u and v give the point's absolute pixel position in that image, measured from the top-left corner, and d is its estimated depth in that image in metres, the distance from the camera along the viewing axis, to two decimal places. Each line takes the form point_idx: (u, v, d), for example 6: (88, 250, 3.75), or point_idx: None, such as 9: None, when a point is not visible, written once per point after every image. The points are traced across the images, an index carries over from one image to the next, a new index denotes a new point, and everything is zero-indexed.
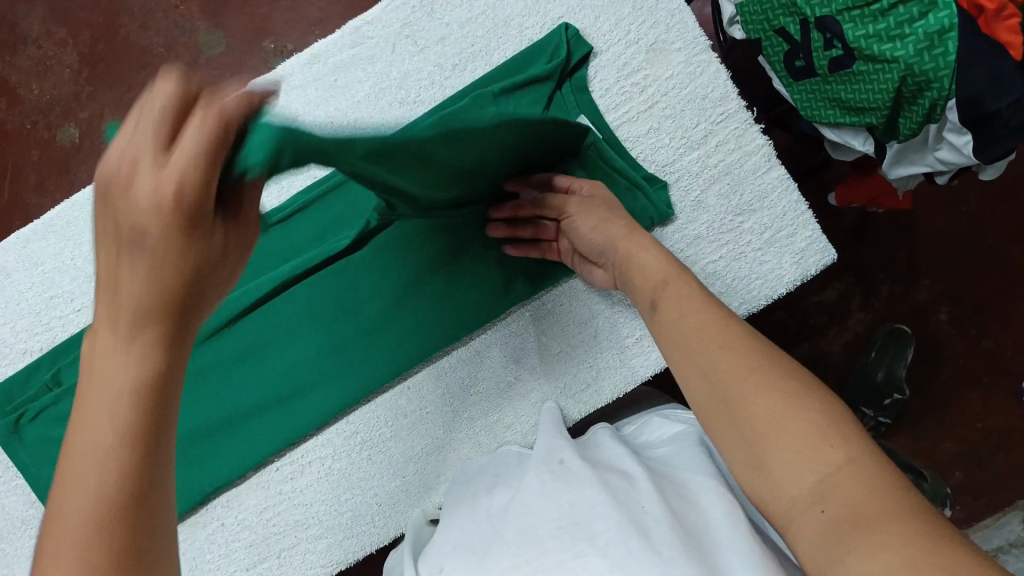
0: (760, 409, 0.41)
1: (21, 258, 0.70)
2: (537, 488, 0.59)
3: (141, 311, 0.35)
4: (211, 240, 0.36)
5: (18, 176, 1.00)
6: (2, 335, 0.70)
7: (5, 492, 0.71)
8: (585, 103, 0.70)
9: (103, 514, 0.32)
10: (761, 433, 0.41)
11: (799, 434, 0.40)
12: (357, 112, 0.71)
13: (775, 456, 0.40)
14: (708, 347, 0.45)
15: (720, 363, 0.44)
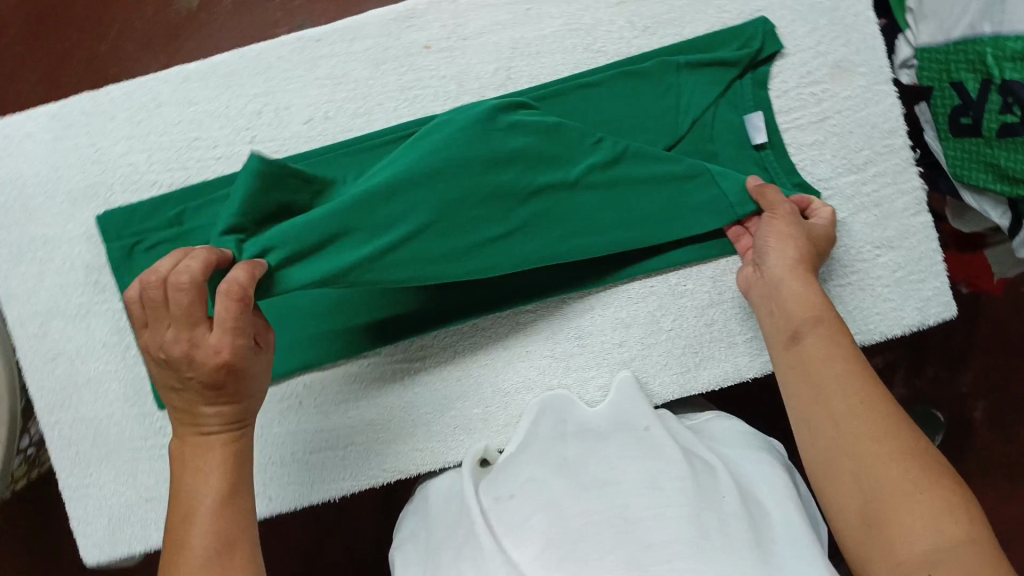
0: (856, 443, 0.52)
1: (178, 93, 0.70)
2: (617, 449, 0.59)
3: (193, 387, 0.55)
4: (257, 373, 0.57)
5: (124, 31, 0.98)
6: (136, 162, 0.70)
7: (95, 313, 0.70)
8: (762, 100, 0.70)
9: (236, 492, 0.54)
10: (864, 471, 0.51)
11: (909, 493, 0.49)
12: (540, 45, 0.71)
13: (880, 497, 0.50)
14: (824, 378, 0.57)
15: (830, 392, 0.56)
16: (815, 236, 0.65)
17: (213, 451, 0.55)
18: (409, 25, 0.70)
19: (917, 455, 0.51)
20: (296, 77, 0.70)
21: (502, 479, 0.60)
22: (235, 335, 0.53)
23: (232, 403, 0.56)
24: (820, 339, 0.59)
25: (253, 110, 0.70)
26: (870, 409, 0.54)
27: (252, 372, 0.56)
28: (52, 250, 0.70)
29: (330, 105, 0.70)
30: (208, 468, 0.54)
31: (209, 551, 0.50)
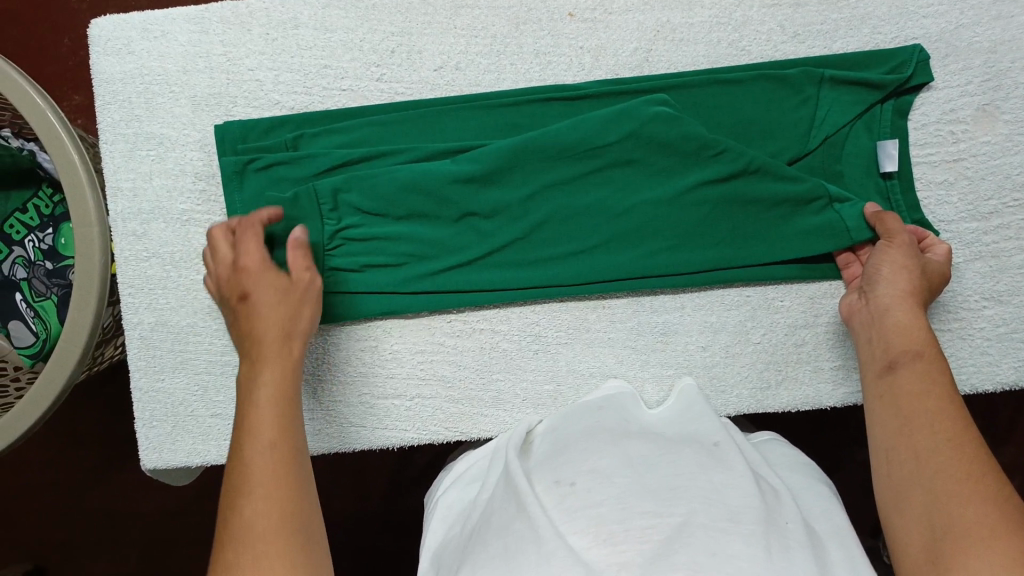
0: (933, 478, 0.50)
1: (316, 17, 0.69)
2: (688, 458, 0.57)
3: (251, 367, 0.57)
4: (267, 297, 0.61)
5: None
6: (263, 79, 0.70)
7: (196, 220, 0.70)
8: (899, 129, 0.68)
9: (288, 466, 0.51)
10: (934, 504, 0.49)
11: (976, 529, 0.45)
12: (685, 33, 0.69)
13: (946, 533, 0.47)
14: (914, 410, 0.55)
15: (916, 425, 0.54)
16: (928, 270, 0.63)
17: (264, 372, 0.57)
18: None
19: (997, 498, 0.47)
20: (435, 22, 0.69)
21: (562, 460, 0.59)
22: (263, 264, 0.62)
23: (278, 324, 0.60)
24: (917, 369, 0.57)
25: (386, 48, 0.69)
26: (958, 447, 0.51)
27: (263, 286, 0.61)
28: (166, 152, 0.70)
29: (463, 56, 0.69)
30: (263, 393, 0.56)
31: (267, 462, 0.50)
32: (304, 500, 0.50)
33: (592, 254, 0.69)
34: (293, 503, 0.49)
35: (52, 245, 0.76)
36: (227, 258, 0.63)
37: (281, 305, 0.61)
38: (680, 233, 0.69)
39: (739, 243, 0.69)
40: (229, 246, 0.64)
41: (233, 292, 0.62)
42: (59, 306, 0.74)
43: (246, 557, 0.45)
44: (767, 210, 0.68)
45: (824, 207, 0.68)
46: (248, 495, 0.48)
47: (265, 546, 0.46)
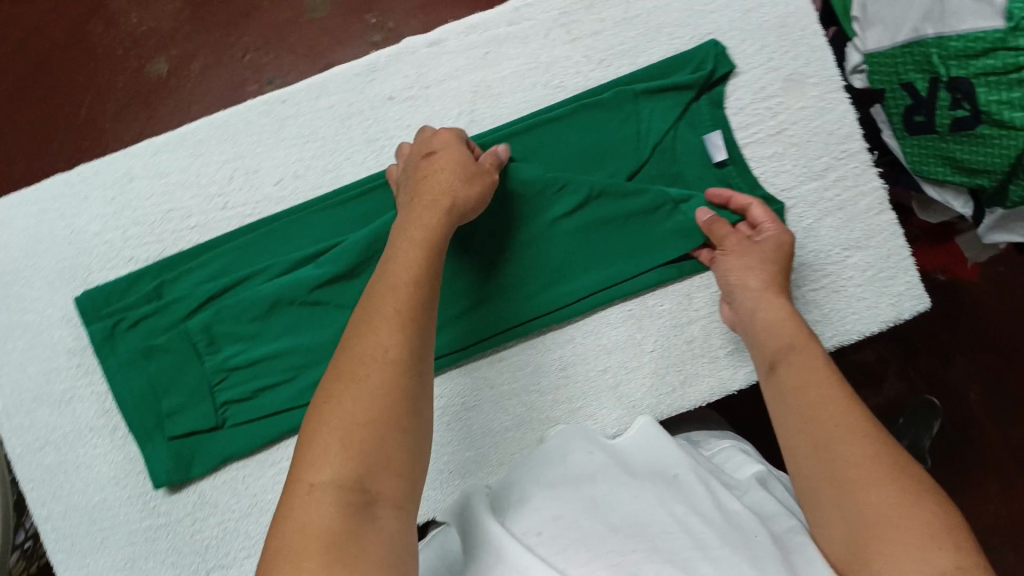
0: (846, 464, 0.52)
1: (148, 166, 0.70)
2: (645, 491, 0.56)
3: (405, 259, 0.54)
4: (456, 180, 0.62)
5: (96, 101, 1.01)
6: (112, 239, 0.70)
7: (79, 396, 0.70)
8: (719, 119, 0.72)
9: (375, 420, 0.44)
10: (852, 488, 0.50)
11: (892, 510, 0.48)
12: (502, 86, 0.72)
13: (871, 515, 0.48)
14: (814, 397, 0.57)
15: (820, 411, 0.56)
16: (765, 252, 0.67)
17: (432, 212, 0.59)
18: (372, 78, 0.72)
19: (902, 478, 0.50)
20: (263, 141, 0.71)
21: (518, 503, 0.56)
22: (467, 169, 0.63)
23: (451, 194, 0.60)
24: (801, 364, 0.60)
25: (223, 177, 0.71)
26: (853, 431, 0.53)
27: (447, 159, 0.63)
28: (35, 337, 0.70)
29: (299, 163, 0.71)
30: (417, 242, 0.56)
31: (395, 305, 0.50)
32: (418, 370, 0.48)
33: (472, 316, 0.71)
34: (401, 375, 0.46)
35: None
36: (454, 147, 0.65)
37: (456, 176, 0.62)
38: (546, 272, 0.71)
39: (601, 264, 0.71)
40: (449, 134, 0.66)
41: (427, 181, 0.62)
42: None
43: (341, 409, 0.44)
44: (618, 225, 0.71)
45: (670, 209, 0.71)
46: (376, 323, 0.49)
47: (361, 405, 0.44)
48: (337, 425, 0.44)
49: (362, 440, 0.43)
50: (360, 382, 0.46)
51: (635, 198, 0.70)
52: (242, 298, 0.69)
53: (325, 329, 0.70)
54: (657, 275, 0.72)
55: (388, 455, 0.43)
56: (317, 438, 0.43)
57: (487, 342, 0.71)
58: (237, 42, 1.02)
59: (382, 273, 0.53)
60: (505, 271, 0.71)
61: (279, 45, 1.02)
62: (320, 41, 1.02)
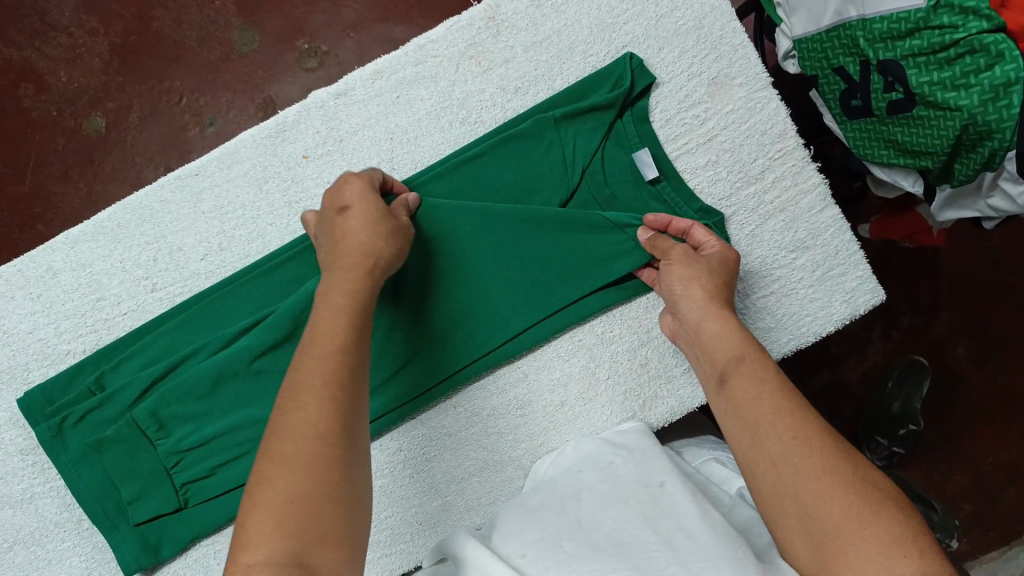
0: (804, 480, 0.45)
1: (70, 258, 0.69)
2: (636, 510, 0.56)
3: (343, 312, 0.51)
4: (365, 236, 0.57)
5: (41, 166, 0.93)
6: (45, 335, 0.69)
7: (39, 494, 0.69)
8: (646, 135, 0.70)
9: (310, 493, 0.43)
10: (809, 508, 0.44)
11: (855, 521, 0.43)
12: (418, 130, 0.70)
13: (833, 535, 0.43)
14: (761, 405, 0.50)
15: (766, 418, 0.49)
16: (712, 261, 0.62)
17: (356, 267, 0.54)
18: (284, 138, 0.70)
19: (860, 488, 0.44)
20: (183, 217, 0.69)
21: (510, 527, 0.57)
22: (383, 215, 0.58)
23: (377, 249, 0.56)
24: (751, 371, 0.53)
25: (147, 259, 0.69)
26: (801, 441, 0.47)
27: (360, 212, 0.58)
28: None
29: (223, 235, 0.69)
30: (338, 294, 0.53)
31: (324, 372, 0.48)
32: (348, 433, 0.46)
33: (419, 365, 0.69)
34: (331, 450, 0.45)
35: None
36: (368, 192, 0.59)
37: (375, 232, 0.57)
38: (491, 312, 0.69)
39: (547, 296, 0.69)
40: (355, 180, 0.60)
41: (343, 241, 0.56)
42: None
43: (276, 488, 0.43)
44: (559, 255, 0.69)
45: (609, 233, 0.68)
46: (302, 394, 0.47)
47: (297, 480, 0.44)
48: (273, 502, 0.43)
49: (301, 519, 0.42)
50: (292, 451, 0.45)
51: (571, 225, 0.68)
52: (182, 379, 0.67)
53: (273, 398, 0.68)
54: (606, 299, 0.70)
55: (328, 531, 0.43)
56: (249, 508, 0.43)
57: (441, 390, 0.70)
58: (172, 87, 0.94)
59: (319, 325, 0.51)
60: (448, 316, 0.69)
61: (213, 84, 0.94)
62: (256, 74, 0.95)
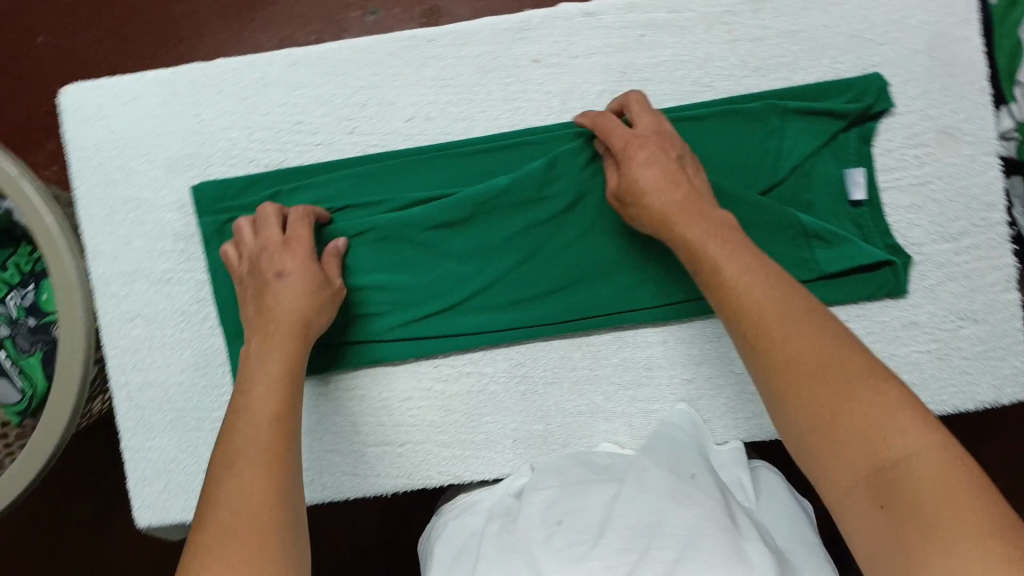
0: (835, 413, 0.46)
1: (285, 75, 0.70)
2: (663, 493, 0.58)
3: (276, 363, 0.59)
4: (297, 285, 0.63)
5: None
6: (236, 137, 0.70)
7: (177, 279, 0.71)
8: (865, 156, 0.69)
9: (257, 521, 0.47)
10: (847, 437, 0.45)
11: (896, 447, 0.43)
12: (650, 73, 0.70)
13: (868, 467, 0.44)
14: (791, 337, 0.51)
15: (792, 345, 0.51)
16: (641, 130, 0.65)
17: (286, 344, 0.60)
18: (523, 37, 0.70)
19: (897, 413, 0.45)
20: (404, 74, 0.70)
21: (565, 495, 0.62)
22: (309, 271, 0.64)
23: (298, 313, 0.62)
24: (744, 279, 0.56)
25: (357, 102, 0.70)
26: (841, 373, 0.48)
27: (285, 256, 0.64)
28: (144, 214, 0.70)
29: (434, 105, 0.70)
30: (272, 351, 0.60)
31: (254, 428, 0.54)
32: (290, 504, 0.50)
33: (570, 292, 0.71)
34: (271, 486, 0.50)
35: (34, 301, 0.86)
36: (305, 253, 0.65)
37: (303, 289, 0.63)
38: (657, 268, 0.70)
39: None
40: (279, 228, 0.66)
41: (273, 296, 0.63)
42: (42, 359, 0.85)
43: (223, 516, 0.47)
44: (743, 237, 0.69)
45: (795, 236, 0.69)
46: (245, 449, 0.52)
47: (243, 515, 0.47)
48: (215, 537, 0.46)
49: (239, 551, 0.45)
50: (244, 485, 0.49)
51: (765, 214, 0.69)
52: (355, 223, 0.70)
53: (429, 271, 0.71)
54: None
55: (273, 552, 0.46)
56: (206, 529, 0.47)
57: (583, 322, 0.71)
58: None
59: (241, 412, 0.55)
60: (616, 257, 0.71)
61: None
62: None
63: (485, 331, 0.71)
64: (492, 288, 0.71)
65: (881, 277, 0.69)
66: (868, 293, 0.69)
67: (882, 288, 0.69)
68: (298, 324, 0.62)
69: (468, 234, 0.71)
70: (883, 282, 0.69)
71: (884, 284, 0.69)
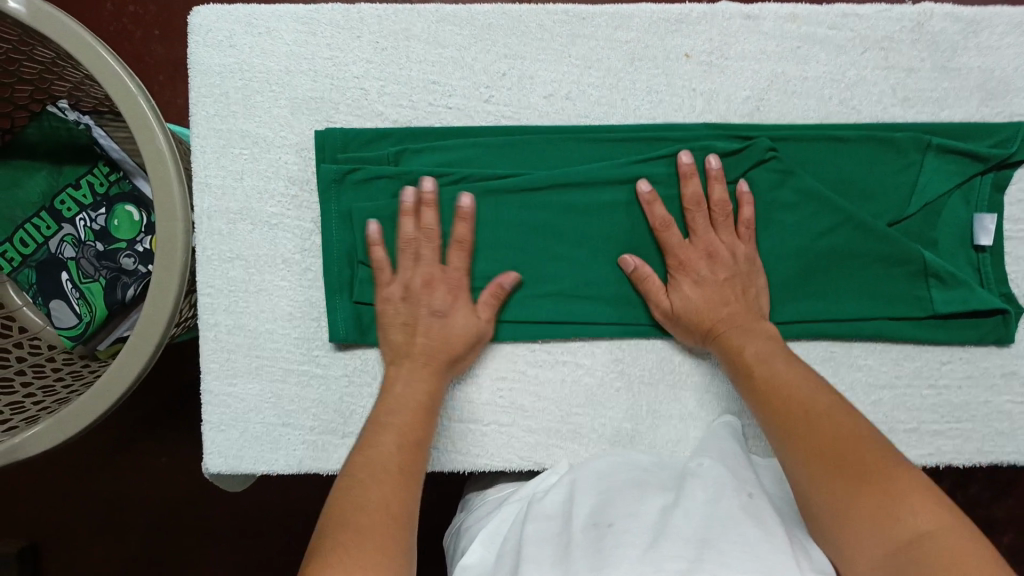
0: (820, 452, 0.51)
1: (429, 31, 0.68)
2: (723, 507, 0.52)
3: (414, 375, 0.62)
4: (461, 319, 0.65)
5: None
6: (369, 87, 0.68)
7: (285, 225, 0.68)
8: (996, 203, 0.69)
9: (377, 517, 0.49)
10: (833, 469, 0.50)
11: (884, 482, 0.48)
12: (799, 86, 0.69)
13: (851, 498, 0.48)
14: (786, 389, 0.57)
15: (787, 396, 0.56)
16: (713, 205, 0.66)
17: (419, 380, 0.62)
18: (677, 30, 0.69)
19: (879, 456, 0.50)
20: (550, 49, 0.69)
21: (612, 501, 0.57)
22: (486, 314, 0.66)
23: (460, 348, 0.64)
24: (749, 339, 0.62)
25: (497, 70, 0.68)
26: (828, 418, 0.53)
27: (443, 277, 0.65)
28: (261, 152, 0.67)
29: (575, 85, 0.69)
30: (409, 395, 0.61)
31: (389, 442, 0.56)
32: (408, 509, 0.52)
33: None
34: (393, 490, 0.52)
35: (105, 226, 0.77)
36: (462, 268, 0.66)
37: (472, 338, 0.65)
38: (771, 284, 0.68)
39: (840, 295, 0.68)
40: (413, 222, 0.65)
41: (421, 305, 0.64)
42: (103, 288, 0.75)
43: (345, 524, 0.48)
44: (867, 264, 0.68)
45: (920, 272, 0.68)
46: (376, 456, 0.54)
47: (360, 519, 0.48)
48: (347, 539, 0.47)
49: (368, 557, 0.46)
50: (369, 488, 0.51)
51: (896, 244, 0.67)
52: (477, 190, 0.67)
53: (542, 252, 0.68)
54: (892, 330, 0.68)
55: (386, 545, 0.47)
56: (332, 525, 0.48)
57: None
58: None
59: (378, 424, 0.58)
60: None
61: None
62: None
63: (591, 321, 0.68)
64: (604, 276, 0.68)
65: (993, 325, 0.68)
66: (980, 338, 0.68)
67: (995, 336, 0.68)
68: (441, 359, 0.63)
69: (592, 219, 0.68)
70: (995, 331, 0.68)
71: (998, 332, 0.68)
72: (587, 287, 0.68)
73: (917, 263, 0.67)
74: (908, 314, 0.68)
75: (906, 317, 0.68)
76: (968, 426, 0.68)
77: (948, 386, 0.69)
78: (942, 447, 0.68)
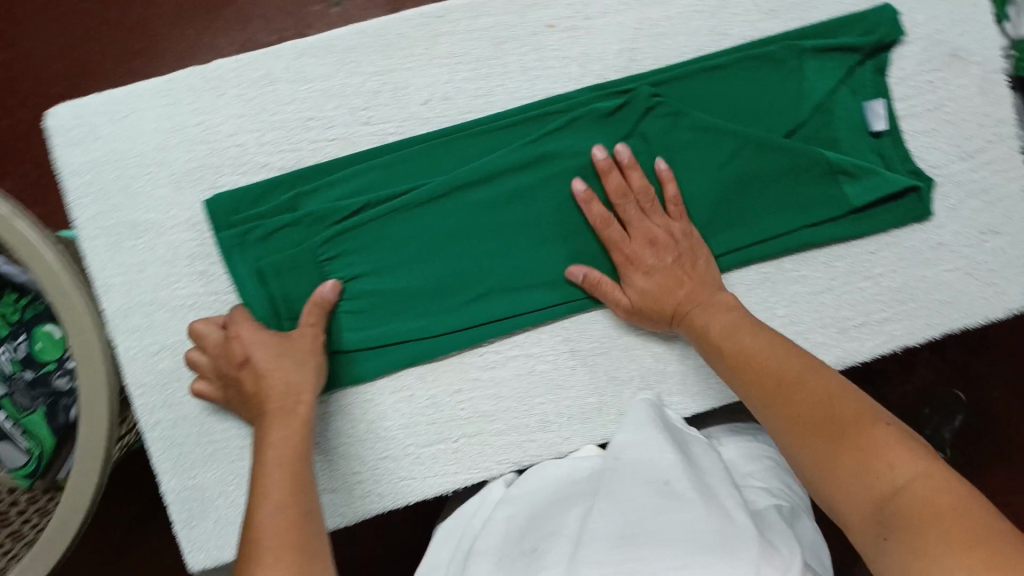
0: (802, 411, 0.49)
1: (292, 69, 0.67)
2: (636, 500, 0.51)
3: (286, 432, 0.55)
4: (262, 355, 0.59)
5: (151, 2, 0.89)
6: (245, 142, 0.66)
7: (201, 304, 0.65)
8: (882, 86, 0.70)
9: None
10: (813, 425, 0.48)
11: (861, 430, 0.46)
12: (666, 27, 0.70)
13: (834, 454, 0.46)
14: (754, 353, 0.55)
15: (760, 358, 0.55)
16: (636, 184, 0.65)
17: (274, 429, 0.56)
18: (534, 5, 0.69)
19: (857, 406, 0.48)
20: (417, 55, 0.68)
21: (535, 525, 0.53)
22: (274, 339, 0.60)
23: (290, 384, 0.58)
24: (712, 312, 0.61)
25: (369, 89, 0.67)
26: (804, 376, 0.52)
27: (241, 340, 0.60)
28: (155, 238, 0.65)
29: (450, 84, 0.68)
30: (284, 445, 0.54)
31: (276, 508, 0.48)
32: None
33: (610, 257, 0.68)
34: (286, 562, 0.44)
35: (28, 352, 0.72)
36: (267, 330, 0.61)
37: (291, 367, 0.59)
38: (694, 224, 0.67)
39: (760, 215, 0.68)
40: (211, 328, 0.62)
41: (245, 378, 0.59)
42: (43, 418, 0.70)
43: None
44: (777, 179, 0.68)
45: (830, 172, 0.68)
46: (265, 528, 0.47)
47: None
48: None
49: None
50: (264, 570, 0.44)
51: (798, 152, 0.68)
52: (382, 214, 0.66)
53: (462, 256, 0.67)
54: (818, 234, 0.68)
55: None
56: None
57: None
58: None
59: (263, 488, 0.50)
60: None
61: None
62: None
63: (529, 308, 0.67)
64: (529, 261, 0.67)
65: (912, 205, 0.69)
66: (902, 220, 0.69)
67: (917, 214, 0.69)
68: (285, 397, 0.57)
69: (502, 210, 0.67)
70: (915, 208, 0.69)
71: (919, 209, 0.69)
72: (516, 276, 0.67)
73: (824, 165, 0.68)
74: (829, 215, 0.69)
75: (828, 218, 0.69)
76: (912, 305, 0.69)
77: (884, 274, 0.70)
78: (895, 332, 0.69)
